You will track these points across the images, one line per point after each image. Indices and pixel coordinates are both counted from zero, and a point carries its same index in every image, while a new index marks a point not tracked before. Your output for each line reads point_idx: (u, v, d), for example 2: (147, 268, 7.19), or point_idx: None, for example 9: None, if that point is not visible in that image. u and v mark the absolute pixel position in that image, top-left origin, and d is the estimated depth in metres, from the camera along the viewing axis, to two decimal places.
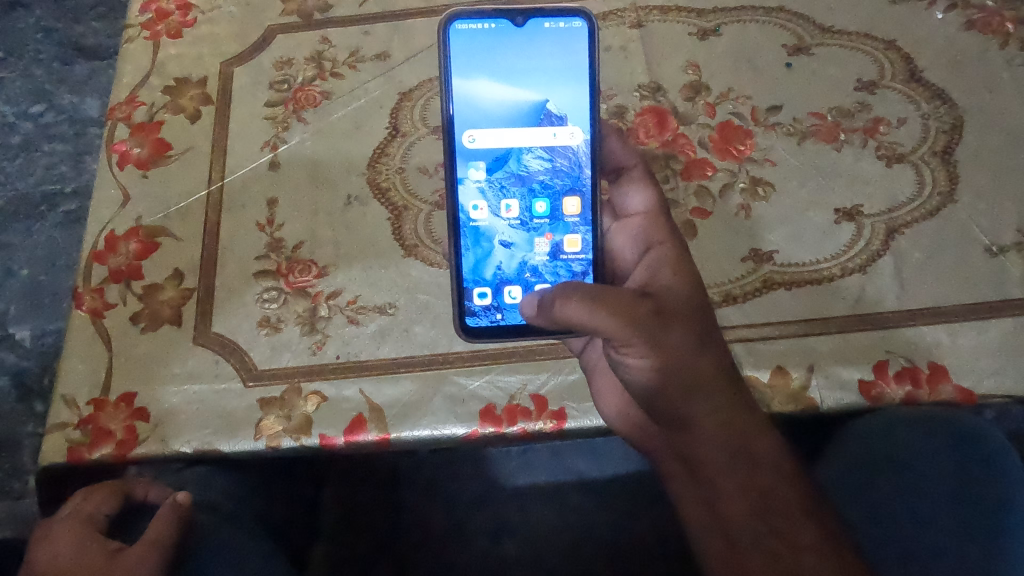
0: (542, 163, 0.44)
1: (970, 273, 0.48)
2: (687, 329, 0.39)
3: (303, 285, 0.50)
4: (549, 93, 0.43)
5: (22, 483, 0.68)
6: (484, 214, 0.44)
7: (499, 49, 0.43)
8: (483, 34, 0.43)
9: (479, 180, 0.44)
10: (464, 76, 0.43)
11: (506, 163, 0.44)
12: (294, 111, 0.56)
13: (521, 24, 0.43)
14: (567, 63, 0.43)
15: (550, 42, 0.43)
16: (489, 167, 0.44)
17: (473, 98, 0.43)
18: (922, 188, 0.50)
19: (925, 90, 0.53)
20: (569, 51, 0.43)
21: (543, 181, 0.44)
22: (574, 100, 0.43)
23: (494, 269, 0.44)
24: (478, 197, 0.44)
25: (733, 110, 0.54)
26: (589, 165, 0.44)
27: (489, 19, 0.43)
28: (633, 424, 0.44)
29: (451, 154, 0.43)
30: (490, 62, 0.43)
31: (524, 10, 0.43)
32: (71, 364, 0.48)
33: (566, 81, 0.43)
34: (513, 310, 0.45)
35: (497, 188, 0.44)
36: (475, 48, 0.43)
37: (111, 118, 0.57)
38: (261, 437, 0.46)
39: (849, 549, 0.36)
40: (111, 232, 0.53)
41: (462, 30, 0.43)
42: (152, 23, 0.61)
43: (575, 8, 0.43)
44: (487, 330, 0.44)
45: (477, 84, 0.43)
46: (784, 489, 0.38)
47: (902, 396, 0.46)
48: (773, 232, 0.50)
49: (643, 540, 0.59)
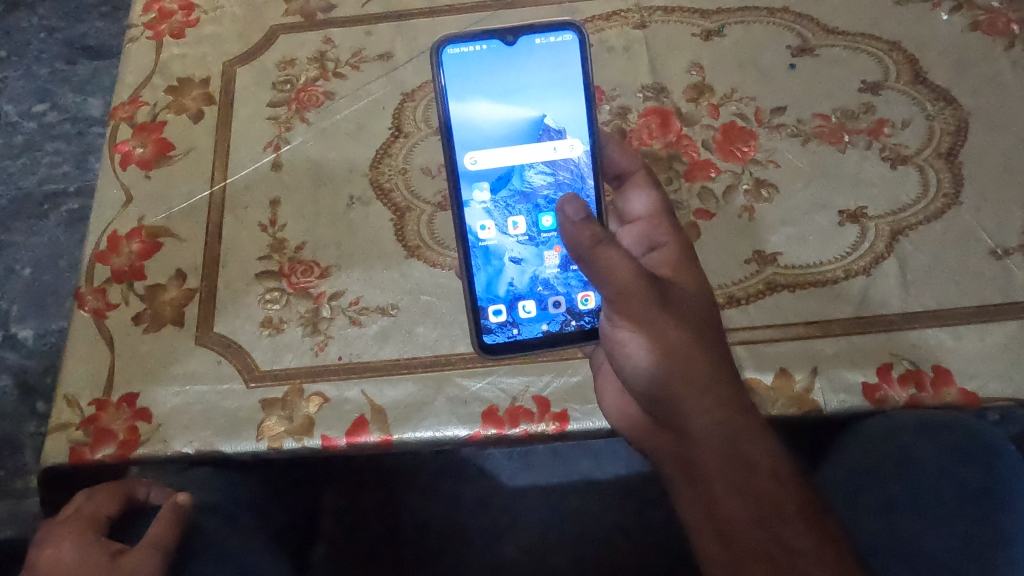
0: (545, 179, 0.44)
1: (975, 274, 0.48)
2: (688, 323, 0.40)
3: (305, 286, 0.50)
4: (546, 109, 0.43)
5: (25, 482, 0.69)
6: (493, 233, 0.44)
7: (493, 69, 0.43)
8: (475, 56, 0.43)
9: (484, 201, 0.44)
10: (460, 99, 0.43)
11: (511, 182, 0.44)
12: (297, 111, 0.56)
13: (512, 43, 0.43)
14: (561, 78, 0.43)
15: (543, 58, 0.43)
16: (493, 188, 0.44)
17: (472, 120, 0.43)
18: (927, 190, 0.50)
19: (929, 91, 0.53)
20: (562, 66, 0.43)
21: (548, 197, 0.44)
22: (571, 114, 0.44)
23: (506, 286, 0.45)
24: (484, 217, 0.44)
25: (736, 112, 0.54)
26: (591, 176, 0.44)
27: (480, 40, 0.43)
28: (634, 426, 0.44)
29: (454, 178, 0.43)
30: (485, 83, 0.43)
31: (514, 28, 0.43)
32: (74, 364, 0.48)
33: (562, 95, 0.43)
34: (528, 325, 0.45)
35: (503, 207, 0.44)
36: (468, 71, 0.43)
37: (114, 119, 0.57)
38: (263, 438, 0.46)
39: (847, 552, 0.36)
40: (113, 232, 0.53)
41: (453, 53, 0.43)
42: (155, 23, 0.61)
43: (564, 22, 0.43)
44: (505, 346, 0.45)
45: (474, 107, 0.43)
46: (781, 491, 0.37)
47: (905, 399, 0.45)
48: (777, 234, 0.50)
49: (643, 543, 0.60)
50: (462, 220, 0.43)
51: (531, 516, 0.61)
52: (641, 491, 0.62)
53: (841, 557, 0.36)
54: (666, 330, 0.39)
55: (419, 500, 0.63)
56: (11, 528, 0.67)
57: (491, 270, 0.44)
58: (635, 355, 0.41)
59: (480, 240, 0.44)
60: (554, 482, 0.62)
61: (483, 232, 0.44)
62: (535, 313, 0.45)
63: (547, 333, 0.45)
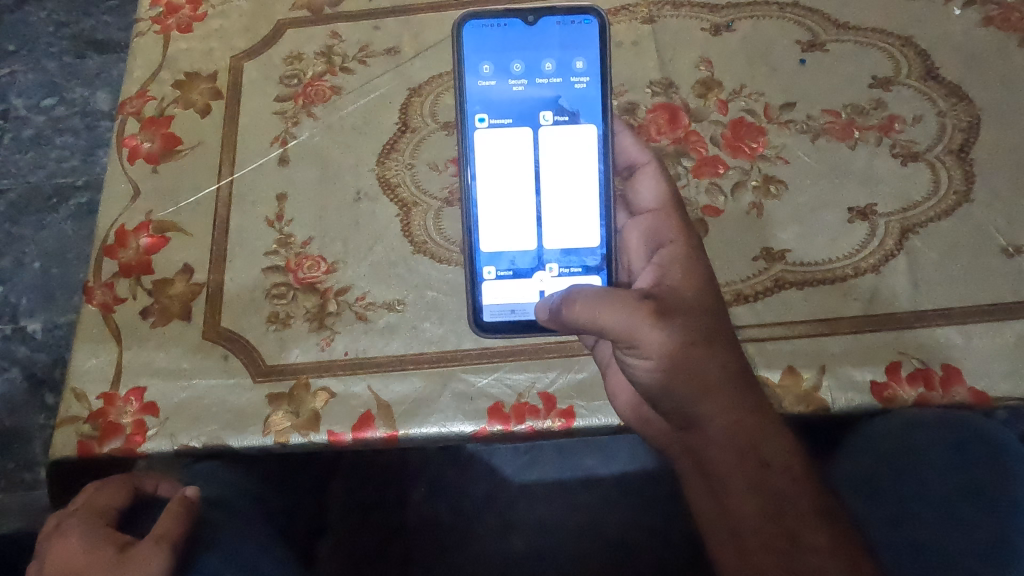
0: (553, 160, 0.44)
1: (985, 273, 0.47)
2: (695, 339, 0.38)
3: (312, 281, 0.50)
4: (560, 91, 0.43)
5: (34, 474, 0.70)
6: (498, 205, 0.44)
7: (510, 48, 0.43)
8: (494, 34, 0.43)
9: (492, 176, 0.44)
10: (476, 75, 0.43)
11: (518, 161, 0.44)
12: (305, 106, 0.56)
13: (532, 23, 0.43)
14: (576, 61, 0.43)
15: (561, 40, 0.43)
16: (501, 165, 0.44)
17: (486, 97, 0.43)
18: (938, 187, 0.50)
19: (941, 88, 0.53)
20: (578, 50, 0.43)
21: (555, 178, 0.44)
22: (584, 99, 0.43)
23: (508, 270, 0.45)
24: (491, 189, 0.44)
25: (745, 107, 0.54)
26: (600, 163, 0.43)
27: (501, 19, 0.43)
28: (649, 425, 0.44)
29: (463, 151, 0.43)
30: (501, 61, 0.43)
31: (536, 10, 0.43)
32: (83, 358, 0.49)
33: (576, 79, 0.43)
34: (527, 308, 0.45)
35: (510, 186, 0.44)
36: (486, 47, 0.43)
37: (122, 112, 0.57)
38: (270, 432, 0.46)
39: (863, 550, 0.37)
40: (121, 226, 0.53)
41: (474, 30, 0.43)
42: (163, 17, 0.61)
43: (585, 5, 0.42)
44: (503, 327, 0.45)
45: (489, 83, 0.43)
46: (795, 489, 0.38)
47: (914, 398, 0.45)
48: (786, 231, 0.49)
49: (649, 540, 0.60)
50: (468, 195, 0.44)
51: (536, 511, 0.62)
52: (646, 488, 0.62)
53: (857, 557, 0.36)
54: (672, 348, 0.38)
55: (425, 493, 0.63)
56: None
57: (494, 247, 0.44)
58: (644, 372, 0.40)
59: (486, 216, 0.44)
60: (559, 478, 0.62)
61: (489, 209, 0.44)
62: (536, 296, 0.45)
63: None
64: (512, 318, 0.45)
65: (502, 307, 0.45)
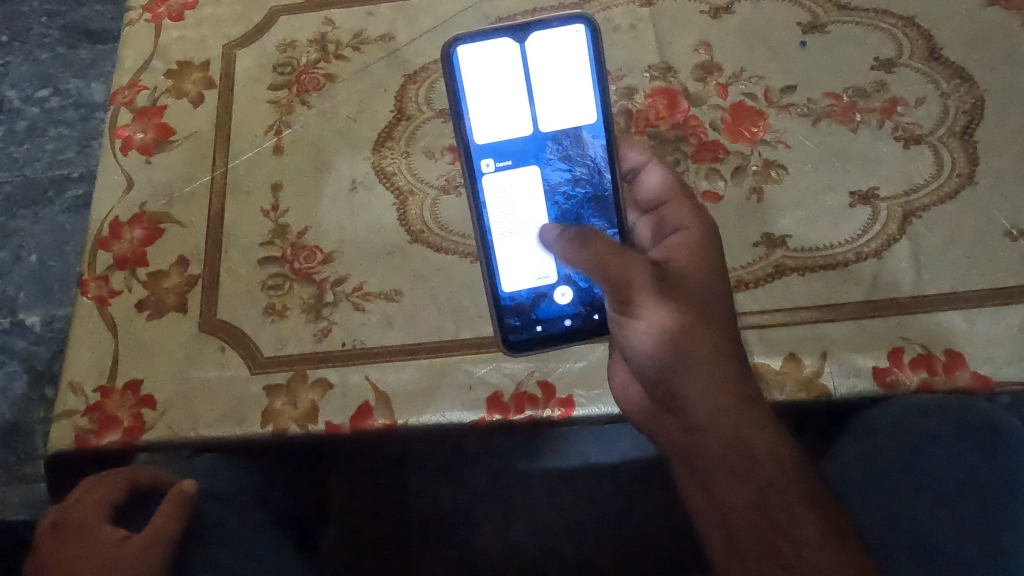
0: (562, 178, 0.43)
1: (989, 257, 0.47)
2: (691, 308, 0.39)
3: (308, 272, 0.50)
4: (561, 106, 0.42)
5: (35, 467, 0.69)
6: (511, 228, 0.43)
7: (505, 69, 0.42)
8: (487, 54, 0.41)
9: (505, 205, 0.43)
10: (476, 103, 0.42)
11: (528, 182, 0.43)
12: (298, 94, 0.55)
13: (524, 40, 0.41)
14: (572, 74, 0.42)
15: (554, 54, 0.41)
16: (512, 189, 0.43)
17: (487, 124, 0.42)
18: (941, 170, 0.49)
19: (944, 69, 0.52)
20: (571, 63, 0.42)
21: (565, 192, 0.43)
22: (585, 111, 0.42)
23: (528, 289, 0.44)
24: (503, 214, 0.43)
25: (745, 91, 0.53)
26: (608, 172, 0.43)
27: (490, 38, 0.41)
28: (642, 409, 0.44)
29: (473, 183, 0.42)
30: (498, 83, 0.42)
31: (525, 26, 0.41)
32: (78, 351, 0.48)
33: (570, 96, 0.42)
34: (550, 320, 0.44)
35: (523, 215, 0.43)
36: (482, 70, 0.42)
37: (113, 103, 0.57)
38: (268, 423, 0.45)
39: (855, 545, 0.36)
40: (115, 218, 0.52)
41: (465, 54, 0.41)
42: (154, 5, 0.61)
43: (575, 14, 0.41)
44: (529, 344, 0.44)
45: (490, 109, 0.42)
46: (782, 481, 0.37)
47: (917, 382, 0.45)
48: (788, 215, 0.49)
49: (648, 529, 0.61)
50: (484, 224, 0.43)
51: (536, 500, 0.62)
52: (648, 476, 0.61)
53: (849, 548, 0.35)
54: (684, 319, 0.39)
55: (424, 484, 0.63)
56: (24, 512, 0.68)
57: (512, 269, 0.44)
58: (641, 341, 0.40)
59: (503, 245, 0.44)
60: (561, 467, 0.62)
61: (505, 233, 0.44)
62: (555, 307, 0.44)
63: (570, 326, 0.44)
64: (538, 334, 0.44)
65: (524, 324, 0.44)
